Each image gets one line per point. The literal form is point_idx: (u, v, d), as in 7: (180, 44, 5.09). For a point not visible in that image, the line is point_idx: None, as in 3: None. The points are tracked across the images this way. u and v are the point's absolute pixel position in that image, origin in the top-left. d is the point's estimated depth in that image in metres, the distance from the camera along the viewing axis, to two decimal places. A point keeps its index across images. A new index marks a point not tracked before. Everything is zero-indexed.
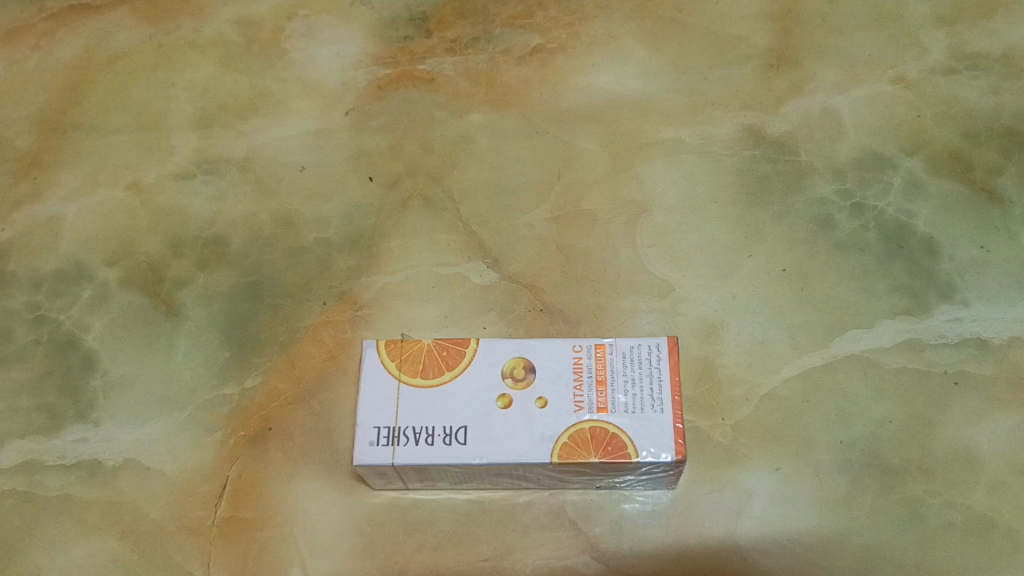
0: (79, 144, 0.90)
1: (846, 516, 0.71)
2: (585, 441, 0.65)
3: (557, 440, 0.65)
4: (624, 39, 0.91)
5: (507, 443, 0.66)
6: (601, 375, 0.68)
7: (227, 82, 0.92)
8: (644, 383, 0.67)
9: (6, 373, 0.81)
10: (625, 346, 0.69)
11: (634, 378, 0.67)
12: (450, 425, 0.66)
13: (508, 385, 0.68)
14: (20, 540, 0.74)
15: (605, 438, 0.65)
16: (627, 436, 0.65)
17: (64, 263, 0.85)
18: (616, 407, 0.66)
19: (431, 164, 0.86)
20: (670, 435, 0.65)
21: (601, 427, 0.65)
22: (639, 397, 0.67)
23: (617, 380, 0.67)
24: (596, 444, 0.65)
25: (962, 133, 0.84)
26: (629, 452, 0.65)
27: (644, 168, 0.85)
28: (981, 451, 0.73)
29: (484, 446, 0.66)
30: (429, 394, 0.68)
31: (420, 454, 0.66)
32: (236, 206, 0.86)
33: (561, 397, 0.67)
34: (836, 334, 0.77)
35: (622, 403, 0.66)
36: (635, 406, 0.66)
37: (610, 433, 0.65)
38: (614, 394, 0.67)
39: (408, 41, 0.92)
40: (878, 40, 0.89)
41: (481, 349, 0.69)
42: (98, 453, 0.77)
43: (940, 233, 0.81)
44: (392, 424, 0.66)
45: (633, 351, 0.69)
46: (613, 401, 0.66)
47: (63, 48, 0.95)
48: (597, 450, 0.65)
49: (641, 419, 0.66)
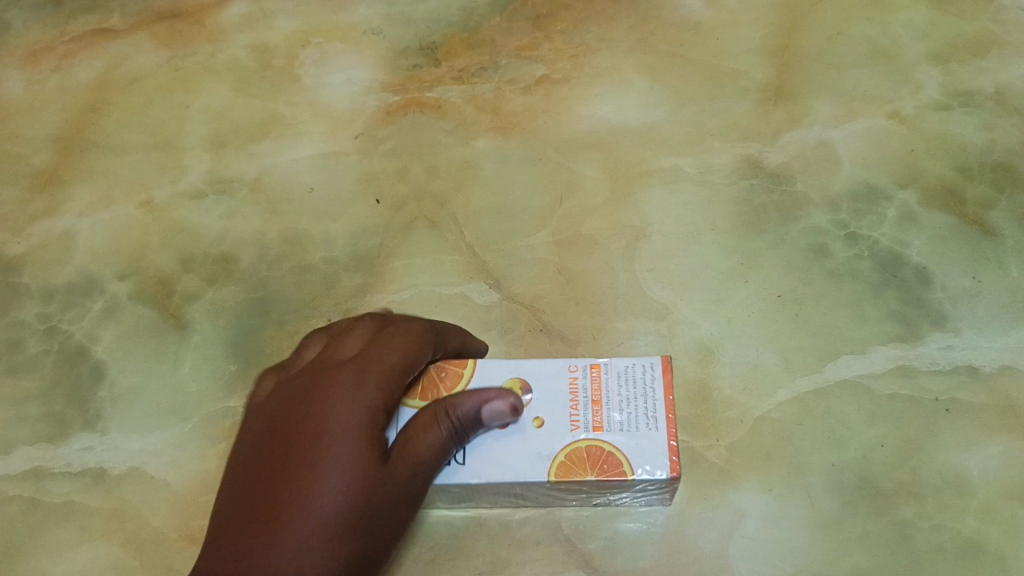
0: (94, 163, 0.93)
1: (838, 537, 0.73)
2: (581, 459, 0.65)
3: (554, 459, 0.65)
4: (626, 71, 0.93)
5: (505, 463, 0.65)
6: (596, 395, 0.67)
7: (241, 105, 0.94)
8: (639, 399, 0.67)
9: (16, 382, 0.83)
10: (620, 365, 0.69)
11: (629, 397, 0.67)
12: None
13: None
14: (22, 545, 0.76)
15: (601, 456, 0.65)
16: (622, 453, 0.65)
17: (76, 276, 0.88)
18: (611, 426, 0.66)
19: (436, 187, 0.88)
20: (665, 452, 0.65)
21: (597, 446, 0.65)
22: (634, 415, 0.66)
23: (612, 400, 0.67)
24: (592, 462, 0.65)
25: (954, 168, 0.86)
26: (625, 469, 0.64)
27: (644, 194, 0.87)
28: (971, 476, 0.74)
29: (481, 466, 0.65)
30: None
31: None
32: (246, 225, 0.88)
33: (557, 417, 0.67)
34: (830, 358, 0.79)
35: (617, 421, 0.66)
36: (630, 424, 0.66)
37: (606, 451, 0.65)
38: (609, 412, 0.67)
39: (417, 69, 0.94)
40: (874, 76, 0.91)
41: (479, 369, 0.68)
42: (104, 461, 0.79)
43: (932, 263, 0.83)
44: None
45: (628, 370, 0.68)
46: (608, 420, 0.66)
47: (83, 69, 0.97)
48: (593, 468, 0.65)
49: (636, 435, 0.65)
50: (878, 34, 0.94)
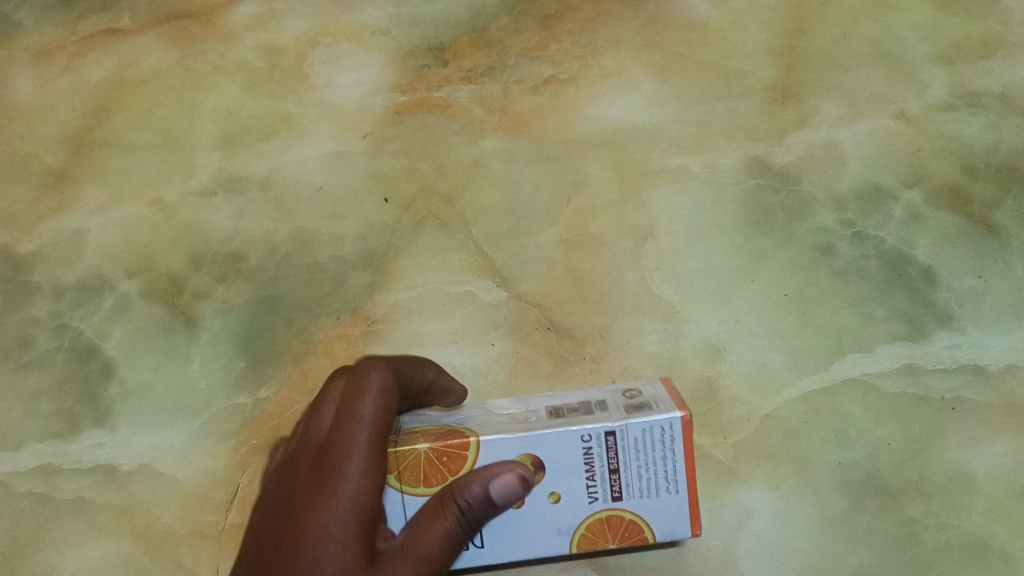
0: (103, 162, 0.93)
1: (845, 534, 0.75)
2: (601, 531, 0.62)
3: (574, 534, 0.62)
4: (633, 72, 0.92)
5: (526, 540, 0.63)
6: (612, 464, 0.60)
7: (250, 105, 0.94)
8: (657, 465, 0.60)
9: (28, 378, 0.85)
10: (636, 429, 0.59)
11: (647, 463, 0.60)
12: None
13: None
14: (32, 539, 0.80)
15: (620, 523, 0.62)
16: (644, 522, 0.62)
17: (86, 274, 0.88)
18: (630, 497, 0.61)
19: (444, 187, 0.89)
20: (687, 514, 0.61)
21: (617, 516, 0.61)
22: (653, 481, 0.60)
23: (630, 468, 0.60)
24: (613, 531, 0.62)
25: (960, 168, 0.87)
26: (647, 536, 0.62)
27: (651, 194, 0.87)
28: (978, 474, 0.76)
29: (500, 544, 0.63)
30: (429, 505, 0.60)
31: None
32: (256, 224, 0.89)
33: (573, 491, 0.61)
34: (837, 357, 0.80)
35: (636, 490, 0.60)
36: (649, 490, 0.61)
37: (627, 521, 0.61)
38: (628, 481, 0.60)
39: (426, 70, 0.93)
40: (883, 76, 0.91)
41: (480, 444, 0.60)
42: (114, 457, 0.82)
43: (939, 262, 0.83)
44: None
45: (644, 434, 0.59)
46: (628, 491, 0.60)
47: (93, 70, 0.96)
48: (614, 538, 0.62)
49: (655, 506, 0.61)
50: (885, 36, 0.92)
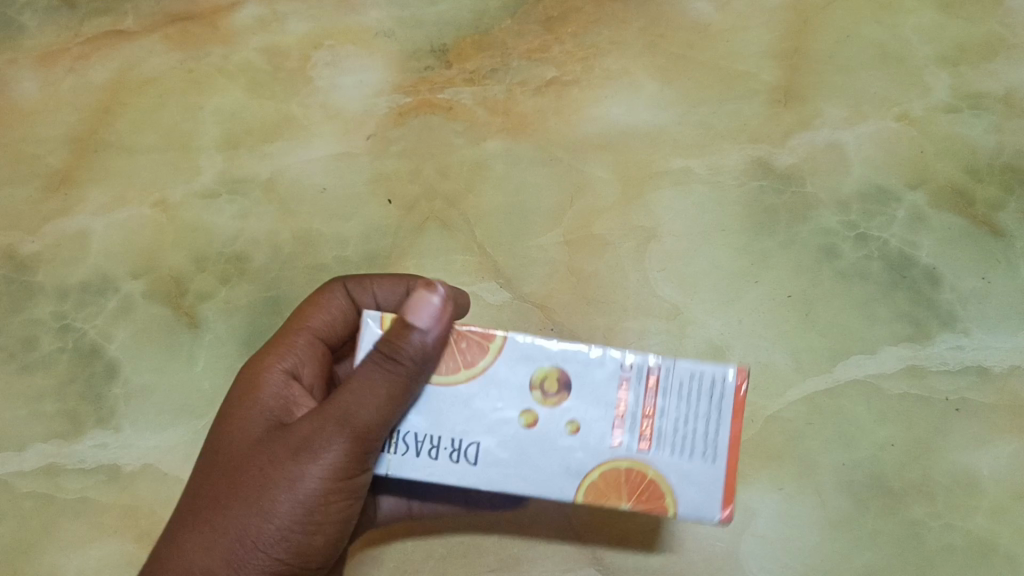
0: (107, 163, 0.93)
1: (848, 535, 0.75)
2: (618, 482, 0.58)
3: (585, 474, 0.58)
4: (636, 73, 0.92)
5: (523, 468, 0.58)
6: (647, 405, 0.58)
7: (253, 106, 0.94)
8: (697, 422, 0.57)
9: (31, 379, 0.85)
10: (683, 372, 0.57)
11: (686, 415, 0.57)
12: (460, 440, 0.59)
13: (536, 399, 0.58)
14: (38, 539, 0.80)
15: (641, 482, 0.58)
16: (668, 487, 0.57)
17: (90, 276, 0.89)
18: (660, 450, 0.57)
19: (447, 189, 0.89)
20: (719, 492, 0.57)
21: (640, 470, 0.57)
22: (688, 439, 0.57)
23: (665, 413, 0.58)
24: (631, 488, 0.57)
25: (963, 170, 0.87)
26: (667, 506, 0.57)
27: (654, 195, 0.87)
28: (981, 476, 0.76)
29: (493, 469, 0.58)
30: (436, 396, 0.59)
31: (415, 468, 0.59)
32: (259, 225, 0.89)
33: (597, 421, 0.58)
34: (840, 358, 0.80)
35: (669, 445, 0.57)
36: (681, 449, 0.57)
37: (648, 478, 0.57)
38: (662, 429, 0.57)
39: (428, 71, 0.93)
40: (887, 77, 0.91)
41: (507, 345, 0.59)
42: (118, 458, 0.82)
43: (942, 264, 0.83)
44: (387, 428, 0.59)
45: (690, 380, 0.57)
46: (659, 442, 0.57)
47: (96, 70, 0.96)
48: (629, 496, 0.57)
49: (684, 471, 0.57)
50: (887, 38, 0.92)
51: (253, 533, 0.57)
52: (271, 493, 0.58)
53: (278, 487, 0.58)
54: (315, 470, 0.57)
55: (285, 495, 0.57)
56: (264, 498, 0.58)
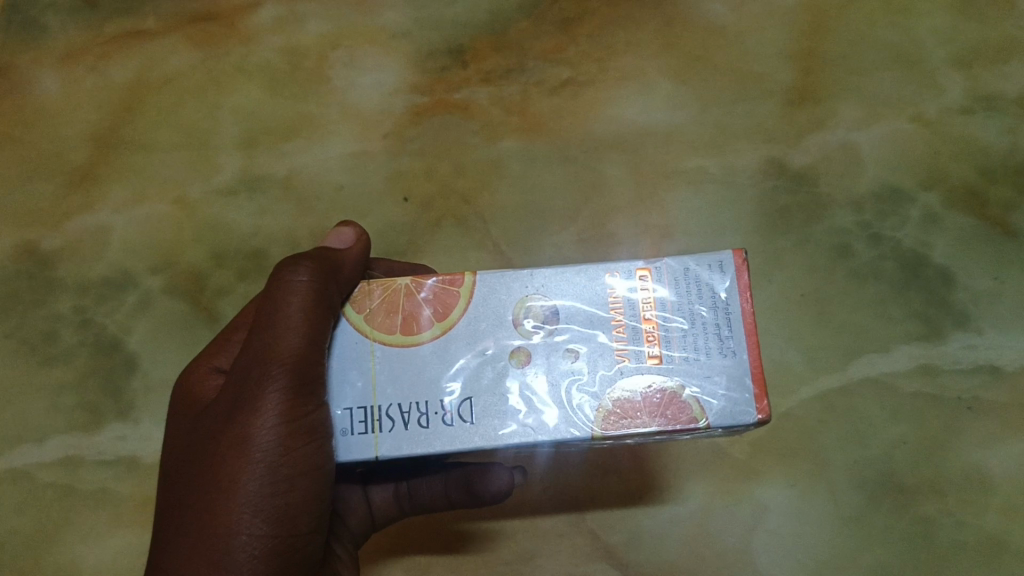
0: (127, 160, 0.94)
1: (859, 531, 0.76)
2: (636, 404, 0.52)
3: (599, 405, 0.53)
4: (651, 74, 0.93)
5: (528, 420, 0.52)
6: (646, 313, 0.54)
7: (272, 105, 0.95)
8: (703, 316, 0.53)
9: (52, 372, 0.87)
10: (675, 267, 0.54)
11: (691, 309, 0.53)
12: (449, 398, 0.53)
13: (521, 338, 0.54)
14: (58, 529, 0.82)
15: (661, 398, 0.52)
16: (690, 394, 0.52)
17: (111, 271, 0.90)
18: (670, 355, 0.53)
19: (463, 187, 0.90)
20: (745, 379, 0.52)
21: (654, 384, 0.53)
22: (698, 333, 0.53)
23: (668, 316, 0.53)
24: (650, 406, 0.52)
25: (977, 171, 0.87)
26: (695, 416, 0.52)
27: (668, 195, 0.88)
28: (993, 474, 0.76)
29: (494, 422, 0.52)
30: (417, 357, 0.54)
31: (408, 440, 0.52)
32: (277, 222, 0.90)
33: (594, 351, 0.54)
34: (854, 356, 0.81)
35: (678, 347, 0.53)
36: (693, 347, 0.53)
37: (668, 390, 0.52)
38: (669, 333, 0.53)
39: (445, 71, 0.94)
40: (901, 78, 0.91)
41: (480, 285, 0.55)
42: (137, 450, 0.83)
43: (955, 264, 0.83)
44: (369, 404, 0.53)
45: (685, 273, 0.54)
46: (667, 346, 0.53)
47: (116, 69, 0.98)
48: (652, 415, 0.52)
49: (704, 369, 0.52)
50: (901, 39, 0.92)
51: (221, 509, 0.52)
52: (224, 463, 0.53)
53: (228, 455, 0.52)
54: (261, 420, 0.52)
55: (237, 460, 0.52)
56: (219, 472, 0.53)
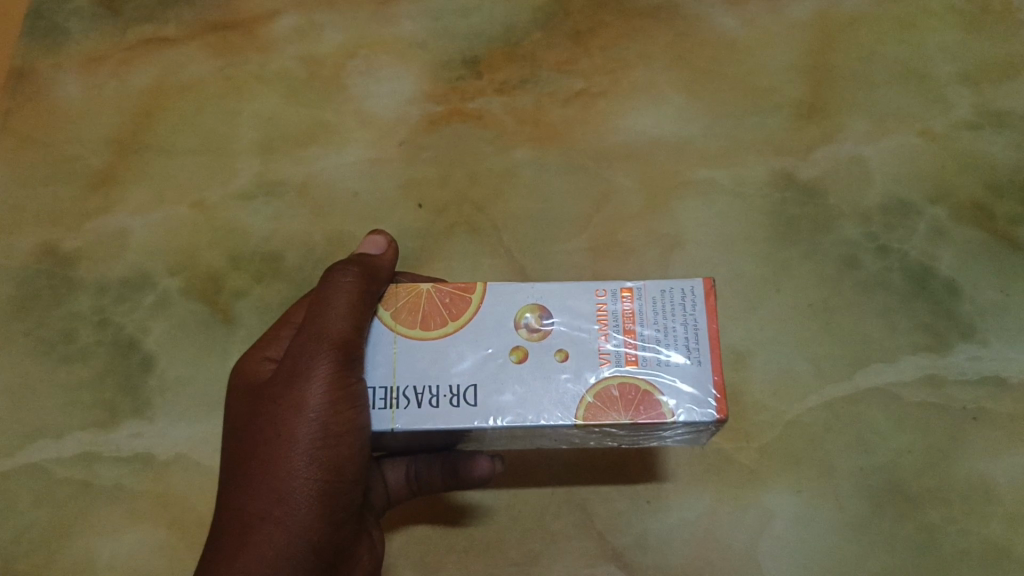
0: (146, 163, 0.96)
1: (863, 538, 0.77)
2: (613, 399, 0.54)
3: (580, 398, 0.54)
4: (662, 86, 0.94)
5: (524, 406, 0.54)
6: (628, 323, 0.56)
7: (289, 113, 0.97)
8: (679, 331, 0.55)
9: (70, 370, 0.88)
10: (654, 291, 0.56)
11: (666, 326, 0.56)
12: (457, 384, 0.55)
13: (522, 337, 0.56)
14: (72, 523, 0.83)
15: (635, 396, 0.54)
16: (661, 393, 0.54)
17: (129, 272, 0.92)
18: (647, 359, 0.55)
19: (476, 194, 0.91)
20: (709, 389, 0.54)
21: (631, 384, 0.54)
22: (672, 344, 0.55)
23: (648, 327, 0.56)
24: (626, 402, 0.54)
25: (984, 185, 0.88)
26: (665, 412, 0.54)
27: (678, 205, 0.89)
28: (998, 484, 0.77)
29: (499, 407, 0.54)
30: (429, 348, 0.56)
31: (422, 418, 0.54)
32: (293, 227, 0.92)
33: (585, 349, 0.55)
34: (861, 365, 0.82)
35: (654, 353, 0.55)
36: (665, 355, 0.55)
37: (642, 390, 0.54)
38: (648, 342, 0.55)
39: (460, 81, 0.96)
40: (909, 93, 0.92)
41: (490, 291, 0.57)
42: (152, 447, 0.85)
43: (962, 276, 0.84)
44: (389, 383, 0.55)
45: (663, 296, 0.56)
46: (643, 352, 0.55)
47: (138, 76, 1.00)
48: (627, 411, 0.54)
49: (675, 375, 0.54)
50: (909, 56, 0.94)
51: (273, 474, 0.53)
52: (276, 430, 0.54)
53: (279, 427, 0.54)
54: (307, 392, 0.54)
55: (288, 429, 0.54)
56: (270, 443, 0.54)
